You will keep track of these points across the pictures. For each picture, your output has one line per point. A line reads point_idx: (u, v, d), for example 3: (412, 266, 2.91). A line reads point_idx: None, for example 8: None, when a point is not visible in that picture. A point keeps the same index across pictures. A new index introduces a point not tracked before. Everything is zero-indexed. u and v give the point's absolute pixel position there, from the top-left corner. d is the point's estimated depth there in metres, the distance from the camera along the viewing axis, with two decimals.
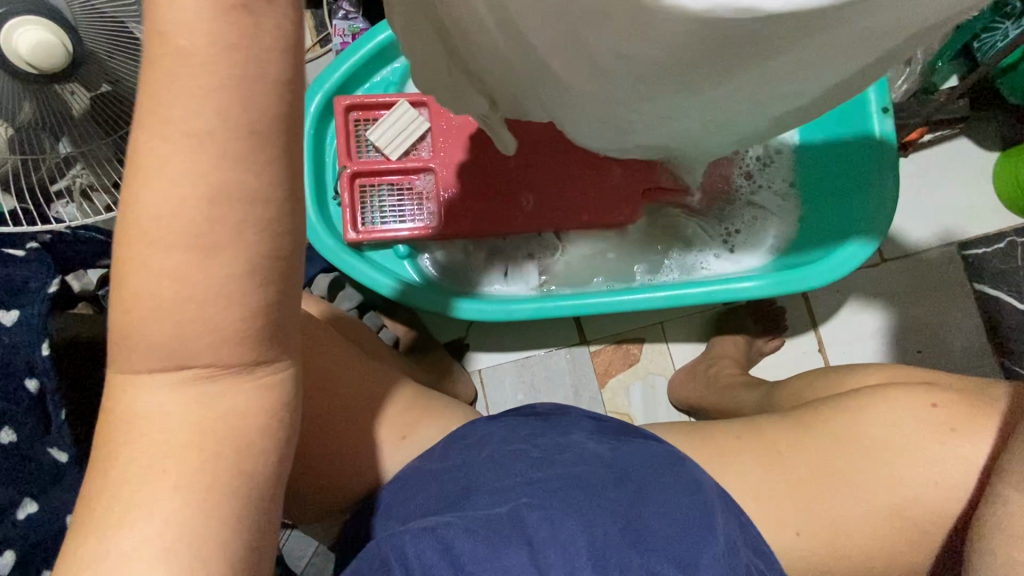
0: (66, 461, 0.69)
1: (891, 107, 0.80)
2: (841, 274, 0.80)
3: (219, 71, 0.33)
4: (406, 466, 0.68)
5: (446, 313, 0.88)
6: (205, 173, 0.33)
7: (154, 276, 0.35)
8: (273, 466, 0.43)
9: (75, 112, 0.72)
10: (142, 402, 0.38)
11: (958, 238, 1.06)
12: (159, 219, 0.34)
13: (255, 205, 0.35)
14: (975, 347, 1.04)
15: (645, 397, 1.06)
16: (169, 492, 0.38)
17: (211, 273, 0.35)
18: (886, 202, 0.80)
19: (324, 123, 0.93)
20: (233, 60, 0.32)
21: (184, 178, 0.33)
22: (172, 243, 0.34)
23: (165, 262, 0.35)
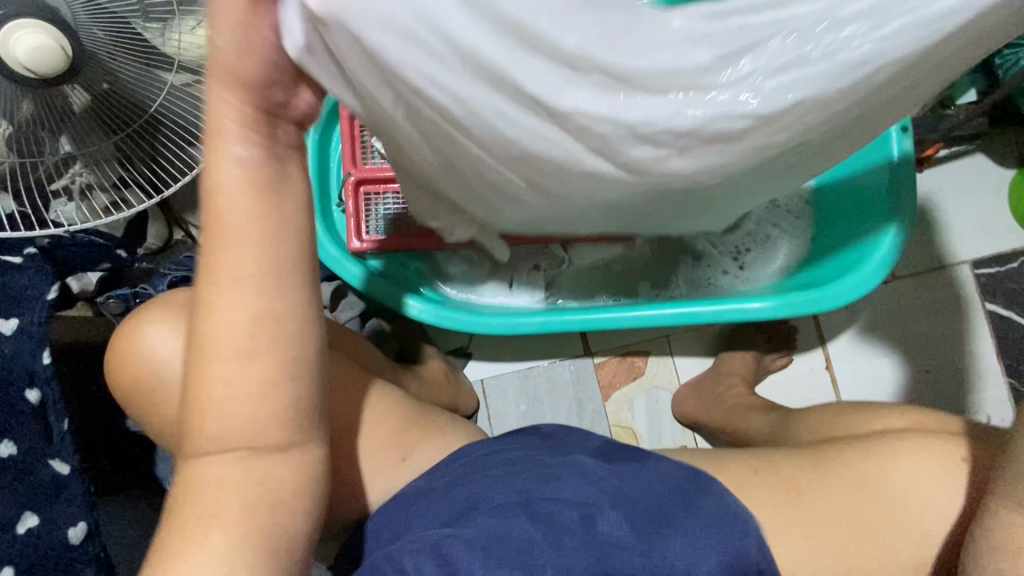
0: (67, 473, 0.67)
1: (910, 126, 0.77)
2: (854, 297, 0.78)
3: (270, 214, 0.44)
4: (406, 487, 0.68)
5: (451, 325, 0.87)
6: (251, 299, 0.44)
7: (213, 382, 0.44)
8: (309, 518, 0.49)
9: (76, 110, 0.72)
10: (196, 473, 0.45)
11: (971, 255, 1.05)
12: (217, 336, 0.43)
13: (286, 318, 0.44)
14: (984, 368, 1.02)
15: (649, 411, 1.05)
16: (218, 545, 0.44)
17: (258, 375, 0.44)
18: (903, 223, 0.77)
19: (328, 128, 0.91)
20: (275, 201, 0.43)
21: (234, 306, 0.43)
22: (222, 355, 0.44)
23: (220, 370, 0.44)
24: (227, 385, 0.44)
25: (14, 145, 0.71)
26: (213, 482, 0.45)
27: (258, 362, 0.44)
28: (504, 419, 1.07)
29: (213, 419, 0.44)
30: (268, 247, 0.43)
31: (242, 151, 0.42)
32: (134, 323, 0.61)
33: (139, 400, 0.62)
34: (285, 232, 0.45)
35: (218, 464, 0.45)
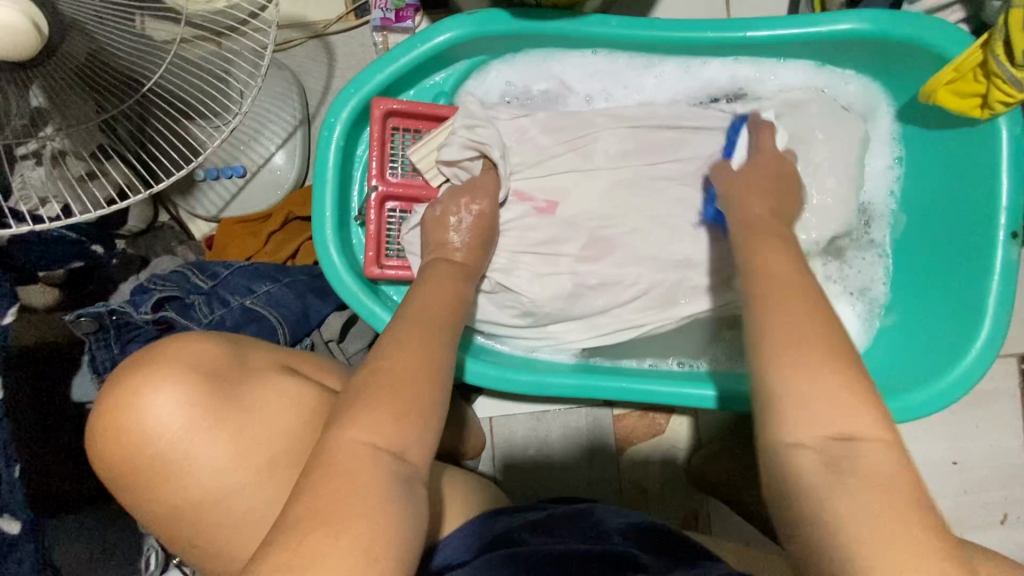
0: (19, 533, 0.59)
1: (1020, 233, 0.69)
2: (926, 413, 0.69)
3: (445, 280, 0.64)
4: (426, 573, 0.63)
5: (473, 379, 0.76)
6: (429, 344, 0.55)
7: (376, 394, 0.49)
8: None
9: (61, 74, 0.63)
10: (333, 477, 0.44)
11: (1021, 349, 0.98)
12: (383, 366, 0.51)
13: (437, 346, 0.55)
14: (1011, 466, 0.98)
15: (665, 472, 0.99)
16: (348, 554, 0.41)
17: (416, 388, 0.50)
18: (992, 342, 0.68)
19: (355, 131, 0.78)
20: (452, 275, 0.66)
21: (411, 346, 0.54)
22: (391, 375, 0.51)
23: (384, 381, 0.50)
24: (384, 398, 0.48)
25: None
26: (354, 486, 0.44)
27: (410, 392, 0.50)
28: (511, 463, 0.99)
29: (366, 424, 0.47)
30: (439, 305, 0.61)
31: (456, 219, 0.70)
32: (126, 389, 0.55)
33: (140, 484, 0.56)
34: (447, 292, 0.63)
35: (354, 467, 0.45)
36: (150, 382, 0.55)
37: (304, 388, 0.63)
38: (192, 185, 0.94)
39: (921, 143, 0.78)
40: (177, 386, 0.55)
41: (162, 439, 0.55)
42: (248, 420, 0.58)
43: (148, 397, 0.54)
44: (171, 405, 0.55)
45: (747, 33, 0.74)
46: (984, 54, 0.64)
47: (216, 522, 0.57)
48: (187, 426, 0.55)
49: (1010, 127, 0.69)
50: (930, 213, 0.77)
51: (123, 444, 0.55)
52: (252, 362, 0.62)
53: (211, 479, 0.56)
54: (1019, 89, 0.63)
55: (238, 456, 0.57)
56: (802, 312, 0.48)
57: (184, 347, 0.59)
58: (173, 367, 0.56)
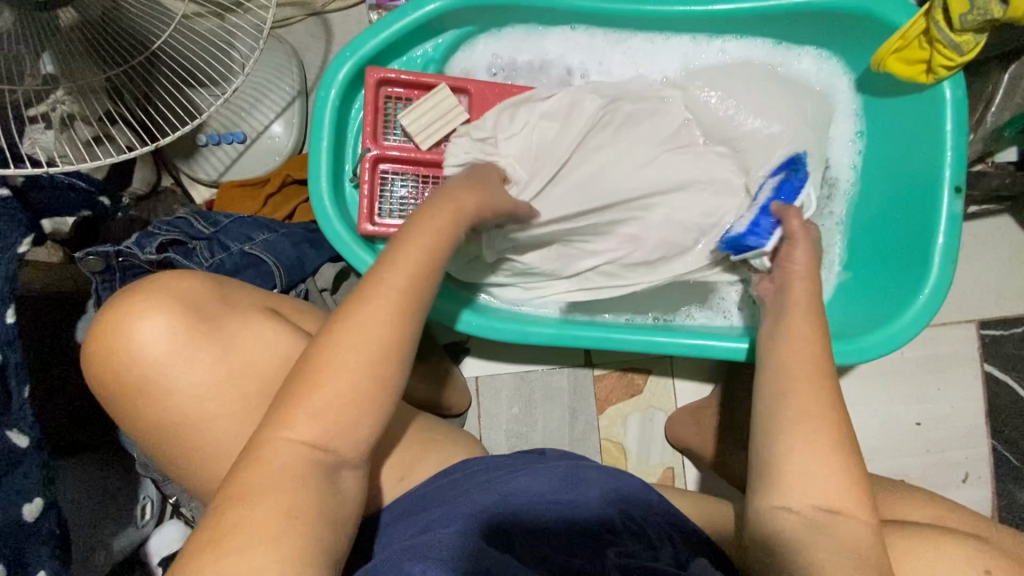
0: (27, 447, 0.64)
1: (962, 189, 0.74)
2: (879, 355, 0.74)
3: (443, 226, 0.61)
4: (410, 497, 0.68)
5: (463, 327, 0.81)
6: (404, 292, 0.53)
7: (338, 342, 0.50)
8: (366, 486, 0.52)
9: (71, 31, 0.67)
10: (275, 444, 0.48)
11: (979, 316, 1.04)
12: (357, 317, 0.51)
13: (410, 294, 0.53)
14: (970, 427, 1.03)
15: (642, 430, 1.04)
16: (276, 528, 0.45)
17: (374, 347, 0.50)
18: (937, 290, 0.74)
19: (350, 94, 0.84)
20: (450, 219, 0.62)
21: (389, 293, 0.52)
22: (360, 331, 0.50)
23: (349, 333, 0.50)
24: (336, 375, 0.49)
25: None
26: (278, 481, 0.47)
27: (361, 380, 0.50)
28: (495, 421, 1.03)
29: (319, 391, 0.49)
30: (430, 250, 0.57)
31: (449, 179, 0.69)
32: (118, 315, 0.59)
33: (131, 401, 0.60)
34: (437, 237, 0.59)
35: (285, 467, 0.48)
36: (137, 309, 0.59)
37: (282, 328, 0.65)
38: (194, 150, 0.99)
39: (877, 112, 0.84)
40: (159, 314, 0.60)
41: (146, 356, 0.59)
42: (228, 350, 0.62)
43: (133, 323, 0.59)
44: (157, 331, 0.59)
45: (714, 6, 0.80)
46: (927, 23, 0.71)
47: (199, 438, 0.61)
48: (170, 350, 0.60)
49: (953, 91, 0.74)
50: (886, 174, 0.83)
51: (112, 364, 0.59)
52: (236, 300, 0.66)
53: (195, 395, 0.60)
54: (960, 54, 0.70)
55: (217, 381, 0.61)
56: (824, 417, 0.54)
57: (173, 284, 0.62)
58: (161, 301, 0.60)
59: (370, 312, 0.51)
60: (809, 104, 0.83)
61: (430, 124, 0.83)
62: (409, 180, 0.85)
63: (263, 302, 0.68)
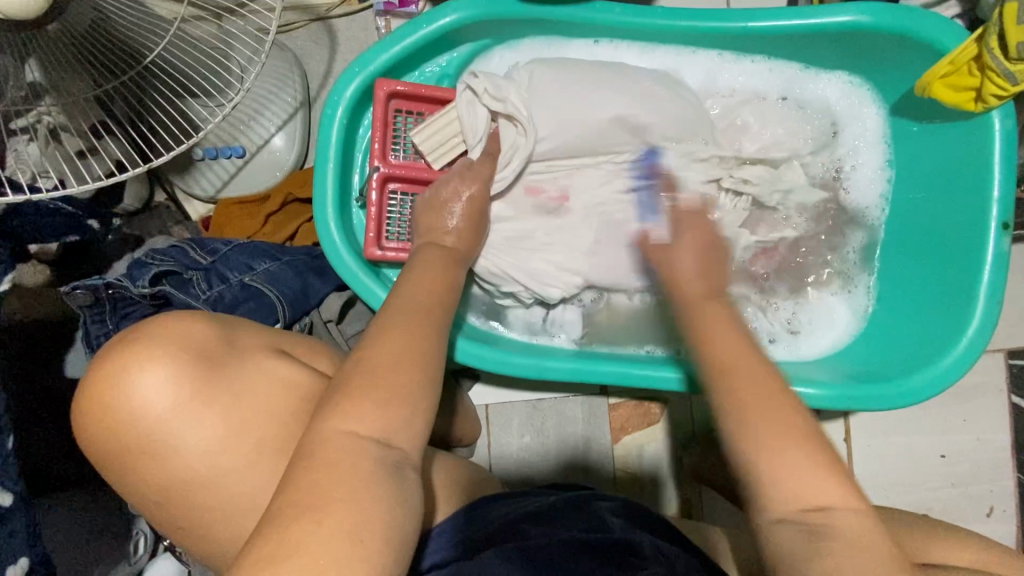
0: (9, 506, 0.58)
1: (1010, 225, 0.70)
2: (918, 399, 0.70)
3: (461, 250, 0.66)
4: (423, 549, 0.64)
5: (482, 363, 0.77)
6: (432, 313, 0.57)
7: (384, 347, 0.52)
8: None
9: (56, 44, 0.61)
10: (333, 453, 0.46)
11: (1007, 344, 1.00)
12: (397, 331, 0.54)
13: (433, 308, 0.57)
14: (996, 459, 1.00)
15: (658, 460, 1.00)
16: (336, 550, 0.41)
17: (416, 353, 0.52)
18: (983, 328, 0.70)
19: (357, 110, 0.78)
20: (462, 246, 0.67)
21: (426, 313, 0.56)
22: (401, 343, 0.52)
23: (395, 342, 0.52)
24: (369, 386, 0.48)
25: None
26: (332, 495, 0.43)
27: (396, 380, 0.49)
28: (506, 450, 0.99)
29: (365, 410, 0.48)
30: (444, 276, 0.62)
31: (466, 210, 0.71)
32: (113, 368, 0.54)
33: (126, 466, 0.55)
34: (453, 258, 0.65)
35: (340, 460, 0.45)
36: (134, 363, 0.54)
37: (298, 370, 0.61)
38: (189, 165, 0.93)
39: (916, 139, 0.79)
40: (167, 361, 0.54)
41: (146, 416, 0.54)
42: (242, 398, 0.57)
43: (133, 378, 0.53)
44: (156, 387, 0.54)
45: (749, 23, 0.75)
46: (978, 49, 0.66)
47: (200, 495, 0.56)
48: (176, 402, 0.54)
49: (1003, 120, 0.70)
50: (923, 203, 0.78)
51: (110, 422, 0.54)
52: (243, 343, 0.61)
53: (200, 451, 0.55)
54: (1013, 83, 0.65)
55: (226, 435, 0.56)
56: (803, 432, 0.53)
57: (174, 330, 0.57)
58: (161, 351, 0.55)
59: (391, 329, 0.53)
60: None
61: (442, 143, 0.77)
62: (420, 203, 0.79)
63: (272, 342, 0.64)
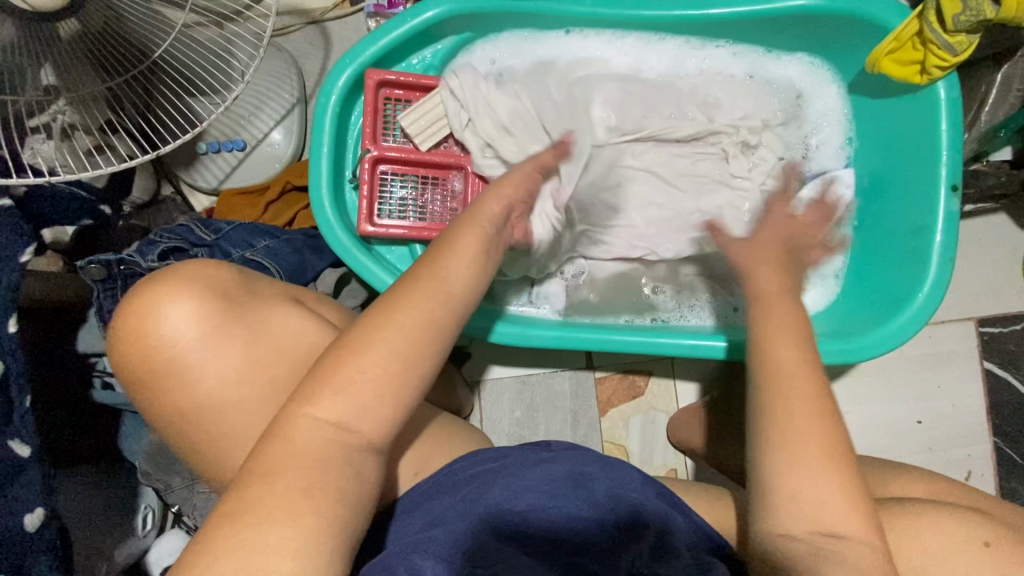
0: (29, 457, 0.62)
1: (959, 187, 0.75)
2: (877, 353, 0.74)
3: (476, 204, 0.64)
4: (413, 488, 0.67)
5: (491, 337, 0.80)
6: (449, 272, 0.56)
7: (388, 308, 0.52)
8: (375, 484, 0.52)
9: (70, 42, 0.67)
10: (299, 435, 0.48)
11: (977, 313, 1.04)
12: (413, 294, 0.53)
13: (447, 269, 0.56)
14: (971, 424, 1.03)
15: (644, 432, 1.04)
16: (289, 519, 0.45)
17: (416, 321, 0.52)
18: (937, 285, 0.74)
19: (350, 99, 0.84)
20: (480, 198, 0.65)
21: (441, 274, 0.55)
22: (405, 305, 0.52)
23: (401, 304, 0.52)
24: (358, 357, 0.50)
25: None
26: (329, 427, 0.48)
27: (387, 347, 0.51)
28: (497, 424, 1.03)
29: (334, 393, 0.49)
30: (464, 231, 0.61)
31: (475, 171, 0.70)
32: (147, 296, 0.58)
33: (150, 388, 0.60)
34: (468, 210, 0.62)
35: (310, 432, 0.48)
36: (166, 296, 0.58)
37: (312, 318, 0.66)
38: (194, 158, 0.99)
39: (870, 112, 0.84)
40: (193, 296, 0.59)
41: (175, 344, 0.59)
42: (259, 336, 0.62)
43: (165, 307, 0.58)
44: (184, 316, 0.58)
45: (710, 10, 0.81)
46: (920, 24, 0.71)
47: (212, 426, 0.61)
48: (199, 332, 0.59)
49: (948, 91, 0.75)
50: (883, 170, 0.83)
51: (140, 348, 0.58)
52: (262, 291, 0.66)
53: (218, 379, 0.60)
54: (954, 54, 0.71)
55: (244, 367, 0.61)
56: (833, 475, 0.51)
57: (202, 272, 0.62)
58: (190, 287, 0.59)
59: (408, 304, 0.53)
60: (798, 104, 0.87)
61: (428, 125, 0.82)
62: (408, 180, 0.84)
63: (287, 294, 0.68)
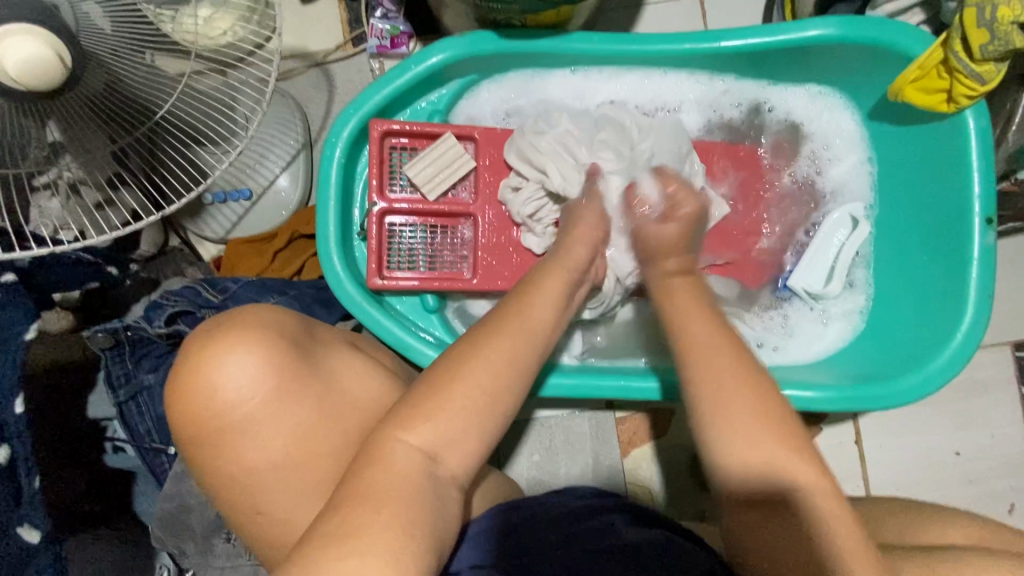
0: (38, 543, 0.59)
1: (994, 221, 0.71)
2: (917, 398, 0.71)
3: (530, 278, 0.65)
4: None
5: None
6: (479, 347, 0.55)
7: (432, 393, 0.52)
8: None
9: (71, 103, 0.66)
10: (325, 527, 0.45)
11: (1013, 337, 1.00)
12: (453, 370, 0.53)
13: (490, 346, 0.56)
14: (1013, 454, 0.99)
15: (668, 471, 1.00)
16: None
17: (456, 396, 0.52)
18: (977, 324, 0.70)
19: (355, 149, 0.82)
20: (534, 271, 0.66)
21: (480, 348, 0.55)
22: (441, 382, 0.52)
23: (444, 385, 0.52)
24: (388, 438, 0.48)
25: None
26: (352, 522, 0.45)
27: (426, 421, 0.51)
28: (515, 469, 1.00)
29: (373, 467, 0.49)
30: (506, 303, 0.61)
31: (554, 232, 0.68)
32: (212, 344, 0.53)
33: (207, 444, 0.54)
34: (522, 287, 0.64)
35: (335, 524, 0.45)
36: (230, 347, 0.53)
37: (382, 373, 0.62)
38: (200, 209, 0.98)
39: (891, 140, 0.81)
40: (262, 351, 0.53)
41: (238, 401, 0.53)
42: (328, 393, 0.56)
43: (228, 359, 0.52)
44: (249, 373, 0.53)
45: (724, 42, 0.78)
46: (944, 53, 0.68)
47: (265, 495, 0.55)
48: (267, 390, 0.53)
49: (976, 120, 0.71)
50: (909, 199, 0.80)
51: (199, 404, 0.53)
52: (325, 338, 0.60)
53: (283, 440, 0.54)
54: (982, 83, 0.67)
55: (311, 426, 0.55)
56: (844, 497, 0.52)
57: (268, 321, 0.56)
58: (257, 338, 0.54)
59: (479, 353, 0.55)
60: (822, 132, 0.85)
61: (436, 174, 0.80)
62: (417, 231, 0.82)
63: (343, 338, 0.64)
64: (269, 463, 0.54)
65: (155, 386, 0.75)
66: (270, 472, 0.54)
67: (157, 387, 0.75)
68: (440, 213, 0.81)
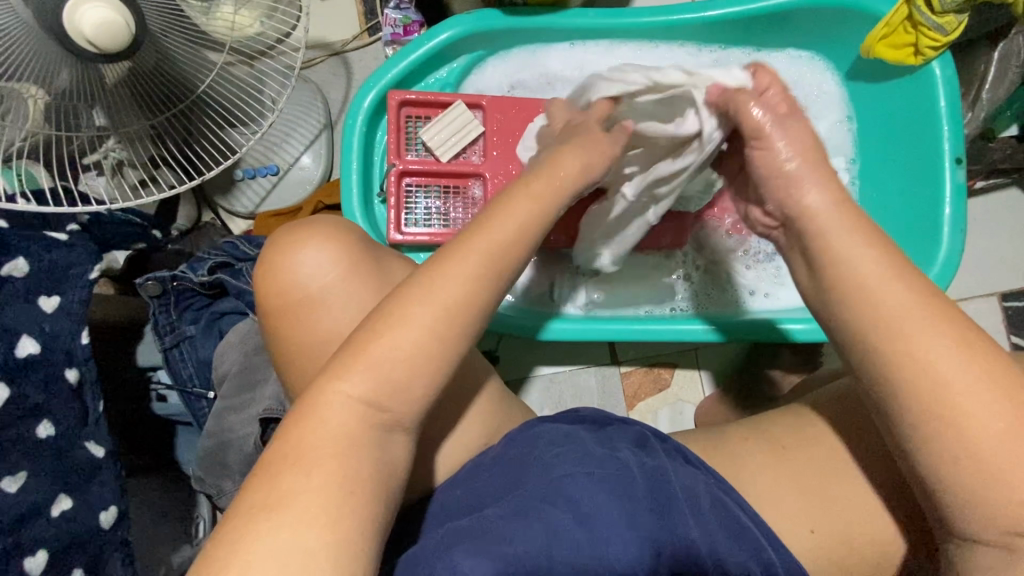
0: (103, 456, 0.66)
1: (963, 160, 0.78)
2: None
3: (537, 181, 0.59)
4: (460, 471, 0.66)
5: (517, 329, 0.85)
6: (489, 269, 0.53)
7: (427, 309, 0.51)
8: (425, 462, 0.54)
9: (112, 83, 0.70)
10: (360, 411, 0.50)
11: (1000, 288, 1.05)
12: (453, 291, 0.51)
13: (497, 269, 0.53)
14: None
15: (673, 423, 1.05)
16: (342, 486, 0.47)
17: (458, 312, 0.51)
18: (952, 255, 0.76)
19: (375, 119, 0.90)
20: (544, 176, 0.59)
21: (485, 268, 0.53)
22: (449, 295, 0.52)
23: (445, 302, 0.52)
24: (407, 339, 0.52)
25: (52, 113, 0.70)
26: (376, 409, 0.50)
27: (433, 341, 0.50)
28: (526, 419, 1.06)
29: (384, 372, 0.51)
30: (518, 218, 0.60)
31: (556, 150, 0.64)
32: (290, 236, 0.61)
33: (274, 323, 0.61)
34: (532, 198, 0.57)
35: (373, 409, 0.50)
36: (302, 240, 0.61)
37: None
38: (232, 184, 1.07)
39: (868, 97, 0.88)
40: (331, 245, 0.61)
41: (306, 285, 0.60)
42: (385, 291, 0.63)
43: (301, 249, 0.60)
44: (320, 261, 0.60)
45: (708, 12, 0.85)
46: (909, 9, 0.75)
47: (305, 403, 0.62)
48: (337, 274, 0.60)
49: (943, 69, 0.78)
50: (886, 149, 0.86)
51: (274, 284, 0.60)
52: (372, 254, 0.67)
53: (338, 326, 0.60)
54: (944, 34, 0.74)
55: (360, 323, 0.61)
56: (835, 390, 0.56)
57: (334, 224, 0.64)
58: (325, 234, 0.62)
59: (458, 267, 0.52)
60: (806, 91, 0.91)
61: (450, 137, 0.87)
62: (432, 191, 0.89)
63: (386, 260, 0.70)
64: (307, 373, 0.61)
65: (197, 335, 0.83)
66: (308, 381, 0.61)
67: (199, 335, 0.83)
68: (455, 173, 0.89)
